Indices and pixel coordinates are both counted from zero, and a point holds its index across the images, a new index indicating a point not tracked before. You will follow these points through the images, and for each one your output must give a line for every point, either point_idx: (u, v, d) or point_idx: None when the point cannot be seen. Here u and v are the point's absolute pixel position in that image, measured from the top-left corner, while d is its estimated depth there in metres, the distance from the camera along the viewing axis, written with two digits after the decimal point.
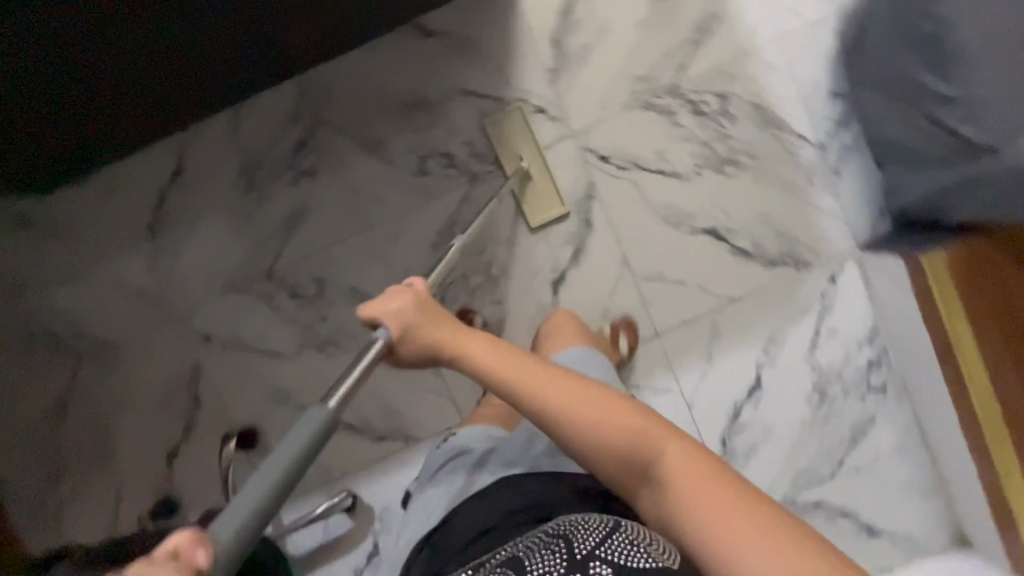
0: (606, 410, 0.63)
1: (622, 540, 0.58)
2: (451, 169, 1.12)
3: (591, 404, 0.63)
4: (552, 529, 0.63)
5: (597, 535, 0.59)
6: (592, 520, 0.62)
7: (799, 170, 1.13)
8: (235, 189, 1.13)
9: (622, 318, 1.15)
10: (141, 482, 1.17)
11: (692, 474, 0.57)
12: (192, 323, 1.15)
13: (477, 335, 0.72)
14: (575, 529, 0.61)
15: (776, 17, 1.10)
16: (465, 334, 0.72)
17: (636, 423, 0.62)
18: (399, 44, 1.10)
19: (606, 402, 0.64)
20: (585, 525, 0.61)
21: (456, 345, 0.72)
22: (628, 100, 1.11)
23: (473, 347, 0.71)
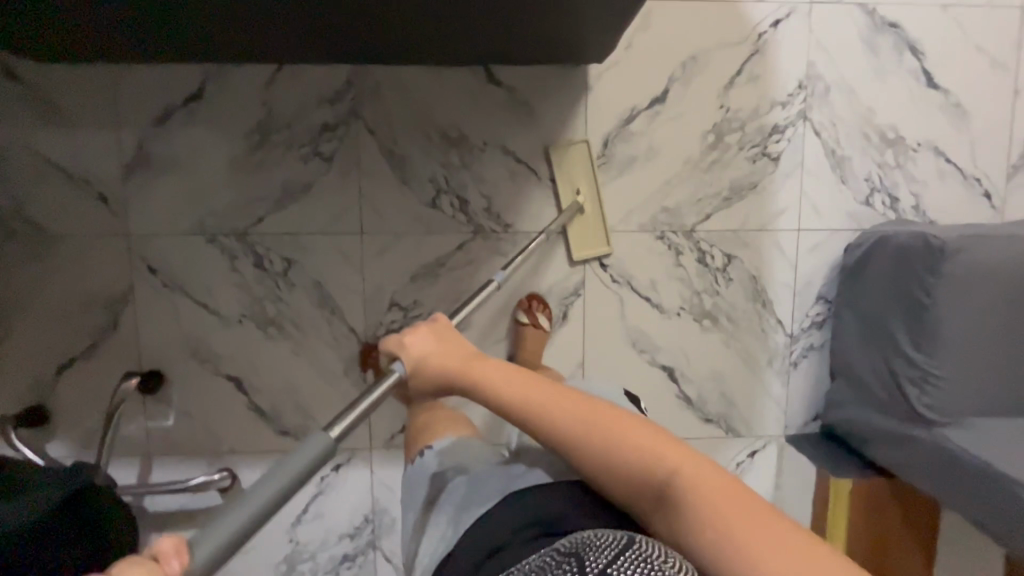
0: (619, 431, 0.69)
1: (631, 557, 0.60)
2: (460, 213, 1.12)
3: (599, 429, 0.70)
4: (564, 548, 0.66)
5: (610, 553, 0.62)
6: (604, 539, 0.65)
7: (765, 349, 1.19)
8: (243, 140, 1.08)
9: (528, 297, 1.14)
10: (19, 381, 1.09)
11: (705, 492, 0.63)
12: (143, 248, 1.09)
13: (487, 360, 0.79)
14: (588, 548, 0.64)
15: (802, 209, 1.16)
16: (474, 360, 0.78)
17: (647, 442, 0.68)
18: (462, 77, 1.09)
19: (617, 428, 0.70)
20: (598, 542, 0.64)
21: (464, 370, 0.78)
22: (646, 223, 1.14)
23: (483, 369, 0.77)
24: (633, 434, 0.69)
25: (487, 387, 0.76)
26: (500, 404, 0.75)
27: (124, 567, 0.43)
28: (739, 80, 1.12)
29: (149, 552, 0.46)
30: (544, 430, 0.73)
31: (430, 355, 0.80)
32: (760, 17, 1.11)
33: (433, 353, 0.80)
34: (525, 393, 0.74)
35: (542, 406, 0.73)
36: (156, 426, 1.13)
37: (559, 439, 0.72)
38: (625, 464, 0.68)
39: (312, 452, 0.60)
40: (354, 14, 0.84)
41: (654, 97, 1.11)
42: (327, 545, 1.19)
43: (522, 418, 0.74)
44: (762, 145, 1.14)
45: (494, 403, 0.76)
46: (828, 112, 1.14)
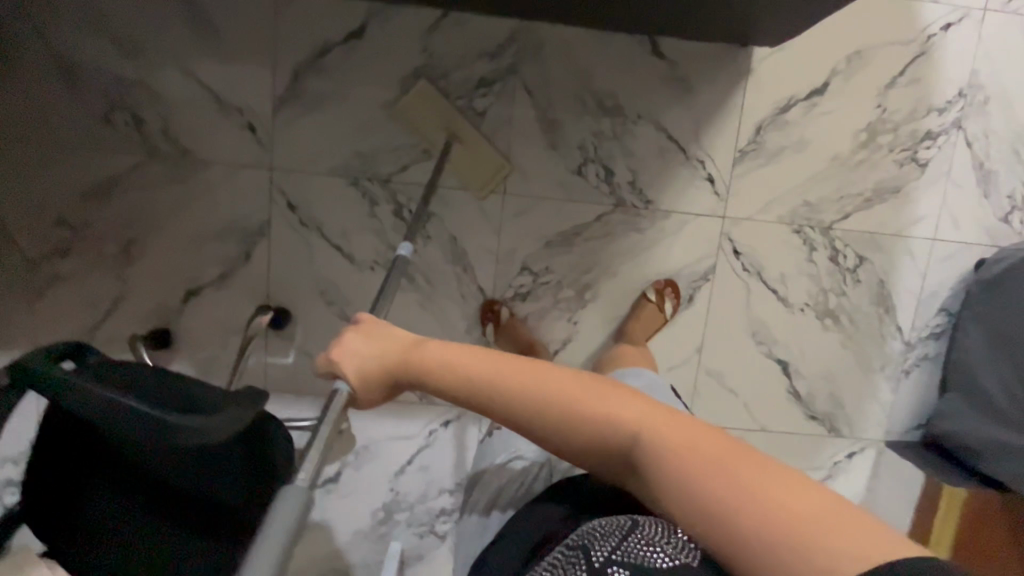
0: (575, 397, 0.59)
1: (637, 540, 0.56)
2: (603, 184, 1.11)
3: (542, 399, 0.60)
4: (572, 541, 0.61)
5: (615, 539, 0.57)
6: (612, 524, 0.60)
7: (881, 354, 1.20)
8: (399, 84, 1.06)
9: (666, 281, 1.14)
10: (150, 302, 1.10)
11: (675, 444, 0.53)
12: (286, 184, 1.08)
13: (423, 342, 0.67)
14: (593, 537, 0.59)
15: (941, 219, 1.15)
16: (411, 343, 0.67)
17: (601, 406, 0.58)
18: (626, 46, 1.07)
19: (563, 396, 0.59)
20: (603, 530, 0.60)
21: (399, 353, 0.67)
22: (785, 215, 1.14)
23: (421, 351, 0.66)
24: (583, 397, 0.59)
25: (425, 368, 0.66)
26: (440, 387, 0.65)
27: None
28: (901, 81, 1.10)
29: None
30: (484, 406, 0.63)
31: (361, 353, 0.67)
32: (933, 18, 1.08)
33: (363, 351, 0.68)
34: (455, 374, 0.63)
35: (489, 381, 0.62)
36: (276, 362, 1.13)
37: (505, 417, 0.62)
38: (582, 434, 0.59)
39: (288, 523, 0.47)
40: None
41: (814, 89, 1.10)
42: (426, 497, 1.20)
43: (469, 401, 0.64)
44: (912, 149, 1.12)
45: (436, 388, 0.65)
46: (983, 124, 1.12)
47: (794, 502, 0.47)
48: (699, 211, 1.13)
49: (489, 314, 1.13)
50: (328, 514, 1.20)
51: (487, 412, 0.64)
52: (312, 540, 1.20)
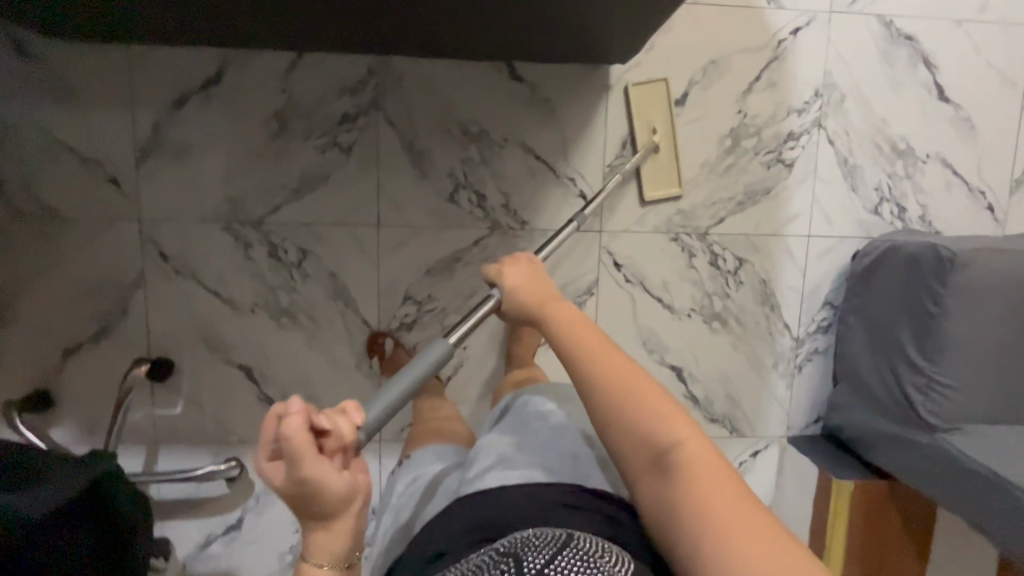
0: (652, 394, 0.71)
1: (572, 557, 0.61)
2: (478, 209, 1.12)
3: (618, 387, 0.72)
4: (502, 548, 0.64)
5: (549, 551, 0.61)
6: (544, 536, 0.65)
7: (772, 352, 1.22)
8: (262, 127, 1.07)
9: None
10: (26, 365, 1.08)
11: (703, 476, 0.64)
12: (157, 234, 1.08)
13: (559, 302, 0.85)
14: (526, 548, 0.62)
15: (813, 217, 1.18)
16: (549, 301, 0.86)
17: (668, 414, 0.69)
18: (484, 73, 1.09)
19: (636, 394, 0.71)
20: (536, 541, 0.64)
21: (538, 306, 0.86)
22: (660, 224, 1.16)
23: (554, 309, 0.84)
24: (657, 406, 0.70)
25: (549, 322, 0.83)
26: (551, 339, 0.82)
27: (330, 419, 0.61)
28: (758, 86, 1.13)
29: (340, 407, 0.63)
30: (574, 371, 0.77)
31: (517, 287, 0.89)
32: (780, 24, 1.12)
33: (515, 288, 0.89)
34: (569, 335, 0.79)
35: (588, 347, 0.77)
36: (163, 413, 1.12)
37: (582, 382, 0.75)
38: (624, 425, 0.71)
39: (431, 358, 0.77)
40: (378, 8, 0.84)
41: (675, 100, 1.12)
42: None
43: (565, 353, 0.78)
44: (778, 151, 1.15)
45: (550, 336, 0.82)
46: (842, 122, 1.16)
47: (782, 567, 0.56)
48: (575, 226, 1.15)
49: (375, 348, 1.13)
50: (233, 563, 1.18)
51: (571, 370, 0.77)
52: None
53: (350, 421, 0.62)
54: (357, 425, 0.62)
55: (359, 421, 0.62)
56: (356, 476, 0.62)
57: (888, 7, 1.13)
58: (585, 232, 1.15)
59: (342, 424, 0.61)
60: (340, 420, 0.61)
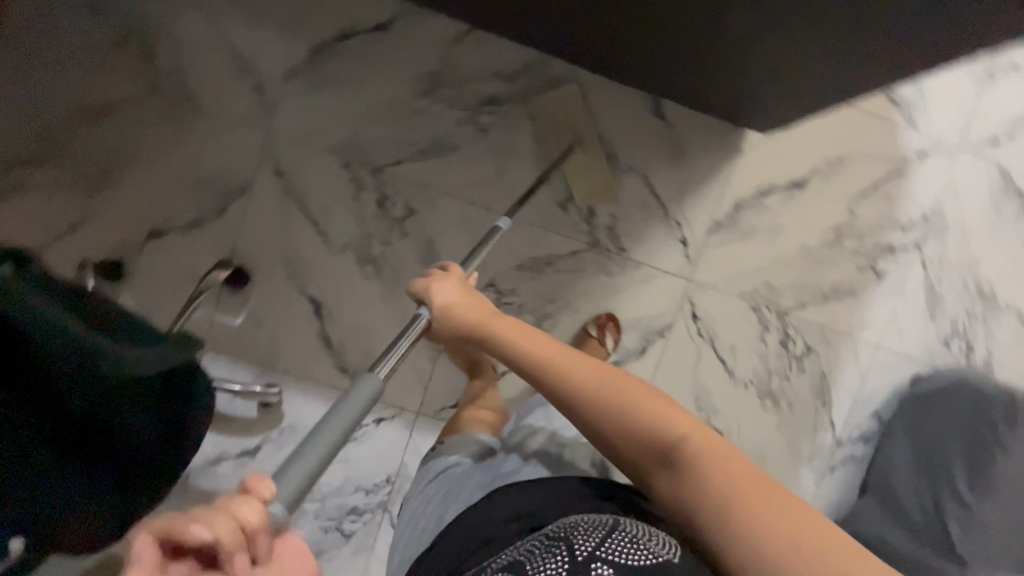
0: (632, 391, 0.65)
1: (621, 539, 0.62)
2: (583, 223, 1.15)
3: (583, 397, 0.66)
4: (552, 532, 0.66)
5: (599, 534, 0.63)
6: (593, 520, 0.67)
7: (811, 445, 1.23)
8: (413, 84, 1.09)
9: (606, 313, 1.16)
10: (110, 232, 1.08)
11: (711, 461, 0.58)
12: (278, 150, 1.10)
13: (502, 317, 0.76)
14: (576, 531, 0.64)
15: (887, 329, 1.21)
16: (492, 316, 0.76)
17: (654, 407, 0.63)
18: (631, 101, 1.13)
19: (618, 395, 0.65)
20: (585, 525, 0.65)
21: (481, 321, 0.76)
22: (746, 291, 1.18)
23: (501, 324, 0.75)
24: (640, 400, 0.63)
25: (499, 338, 0.74)
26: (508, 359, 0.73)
27: (231, 502, 0.37)
28: (874, 193, 1.18)
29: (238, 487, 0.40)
30: (548, 388, 0.69)
31: (454, 304, 0.78)
32: (910, 145, 1.17)
33: (456, 304, 0.78)
34: (524, 347, 0.71)
35: (549, 357, 0.70)
36: (222, 320, 1.12)
37: (559, 398, 0.68)
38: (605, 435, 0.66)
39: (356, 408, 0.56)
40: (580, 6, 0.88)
41: (795, 181, 1.17)
42: (340, 492, 1.17)
43: (530, 372, 0.71)
44: (873, 259, 1.19)
45: (505, 354, 0.74)
46: (939, 251, 1.20)
47: (809, 540, 0.52)
48: (668, 268, 1.17)
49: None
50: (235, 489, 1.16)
51: (544, 390, 0.70)
52: None
53: (259, 496, 0.39)
54: (268, 498, 0.40)
55: (270, 492, 0.40)
56: (289, 555, 0.38)
57: (1011, 161, 1.19)
58: (674, 276, 1.17)
59: (251, 497, 0.39)
60: (245, 499, 0.38)
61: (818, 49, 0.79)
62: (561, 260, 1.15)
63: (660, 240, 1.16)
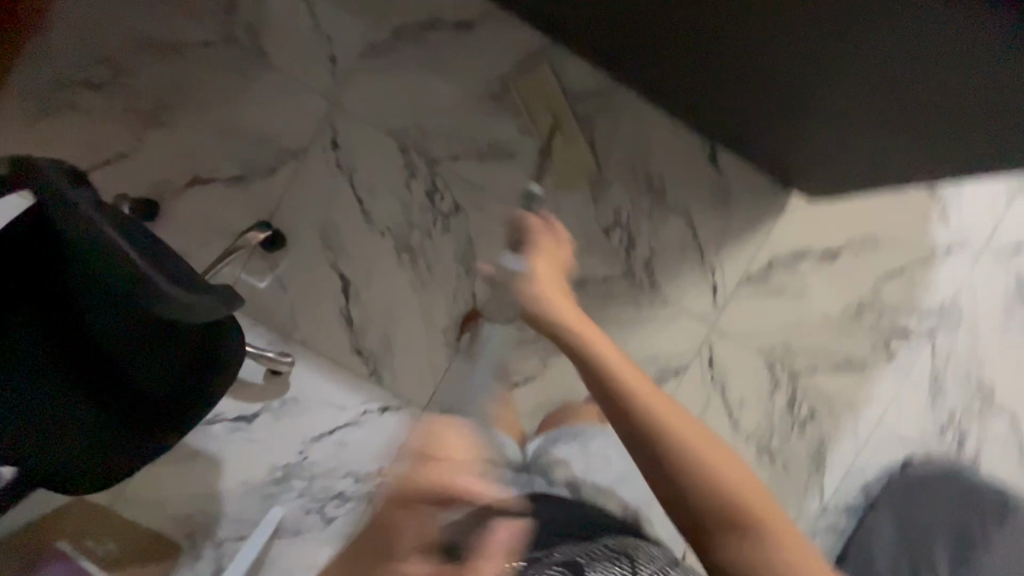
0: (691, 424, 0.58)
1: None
2: (622, 252, 1.16)
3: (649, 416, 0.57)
4: (611, 545, 0.71)
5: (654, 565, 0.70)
6: (648, 551, 0.72)
7: (798, 509, 1.25)
8: (485, 85, 1.10)
9: None
10: (153, 170, 1.07)
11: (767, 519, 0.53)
12: (339, 124, 1.09)
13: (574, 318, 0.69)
14: (636, 554, 0.70)
15: (890, 409, 1.24)
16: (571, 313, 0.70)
17: (713, 449, 0.56)
18: (690, 144, 1.15)
19: (685, 425, 0.57)
20: (643, 552, 0.71)
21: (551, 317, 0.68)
22: (764, 348, 1.21)
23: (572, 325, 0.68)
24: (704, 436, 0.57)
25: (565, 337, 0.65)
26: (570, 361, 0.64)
27: None
28: (898, 276, 1.22)
29: None
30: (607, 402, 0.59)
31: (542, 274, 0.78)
32: (941, 238, 1.22)
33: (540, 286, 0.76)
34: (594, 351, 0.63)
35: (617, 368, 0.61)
36: (248, 280, 1.10)
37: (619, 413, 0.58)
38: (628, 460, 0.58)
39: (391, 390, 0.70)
40: (666, 49, 0.90)
41: (829, 251, 1.20)
42: (329, 475, 1.14)
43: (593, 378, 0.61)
44: (887, 338, 1.23)
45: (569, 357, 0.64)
46: (949, 343, 1.24)
47: None
48: (694, 311, 1.19)
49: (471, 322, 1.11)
50: (224, 452, 1.13)
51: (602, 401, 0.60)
52: (195, 471, 1.12)
53: None
54: None
55: None
56: None
57: None
58: (699, 320, 1.19)
59: None
60: None
61: (880, 146, 0.81)
62: (594, 284, 1.16)
63: (692, 283, 1.18)
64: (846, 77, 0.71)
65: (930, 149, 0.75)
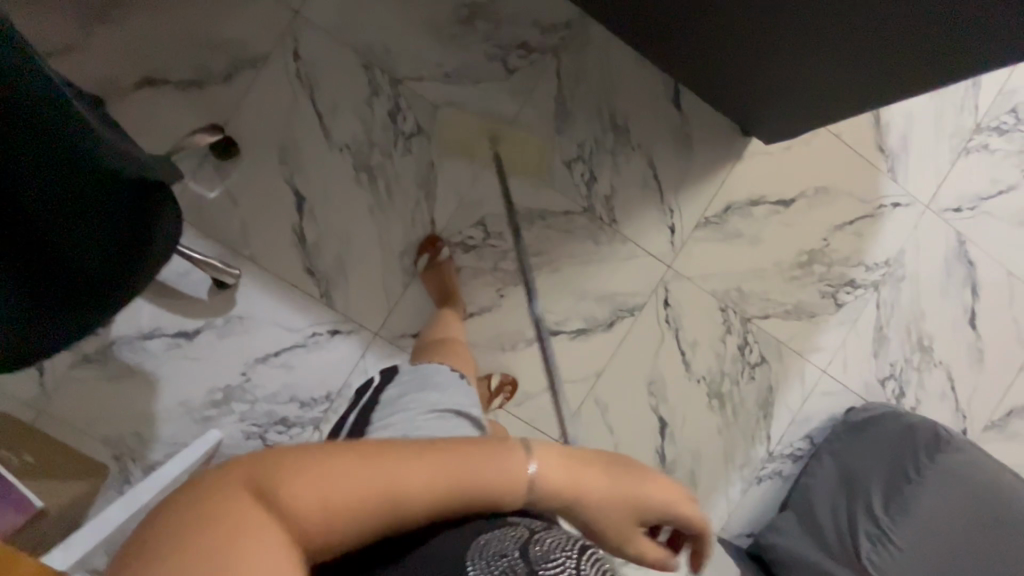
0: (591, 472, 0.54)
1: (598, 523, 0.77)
2: (583, 187, 1.17)
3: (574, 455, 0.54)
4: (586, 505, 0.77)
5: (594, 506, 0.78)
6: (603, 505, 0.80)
7: (745, 453, 1.26)
8: (453, 8, 1.10)
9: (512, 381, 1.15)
10: (99, 66, 1.02)
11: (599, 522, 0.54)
12: (300, 34, 1.07)
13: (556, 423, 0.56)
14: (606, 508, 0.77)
15: (835, 358, 1.28)
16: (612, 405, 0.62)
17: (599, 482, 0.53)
18: (653, 83, 1.17)
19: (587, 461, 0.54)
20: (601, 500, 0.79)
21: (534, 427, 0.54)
22: (719, 290, 1.23)
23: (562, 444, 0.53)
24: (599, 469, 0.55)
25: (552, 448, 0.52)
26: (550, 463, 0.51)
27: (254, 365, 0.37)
28: (848, 229, 1.26)
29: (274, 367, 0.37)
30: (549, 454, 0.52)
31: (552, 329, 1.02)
32: (888, 193, 1.27)
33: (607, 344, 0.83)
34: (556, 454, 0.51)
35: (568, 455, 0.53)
36: (195, 189, 1.06)
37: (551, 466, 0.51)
38: (499, 495, 0.47)
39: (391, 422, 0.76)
40: None
41: (784, 199, 1.23)
42: (274, 399, 1.10)
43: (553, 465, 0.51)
44: (836, 288, 1.27)
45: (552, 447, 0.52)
46: (894, 296, 1.29)
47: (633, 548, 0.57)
48: (652, 249, 1.20)
49: (430, 247, 1.11)
50: (161, 370, 1.07)
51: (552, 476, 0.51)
52: (127, 389, 1.07)
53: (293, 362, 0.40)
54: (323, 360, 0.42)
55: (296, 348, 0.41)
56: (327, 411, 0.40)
57: (969, 231, 1.30)
58: (656, 259, 1.20)
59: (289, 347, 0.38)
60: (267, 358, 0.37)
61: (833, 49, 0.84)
62: (555, 217, 1.16)
63: (650, 221, 1.19)
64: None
65: (881, 43, 0.78)
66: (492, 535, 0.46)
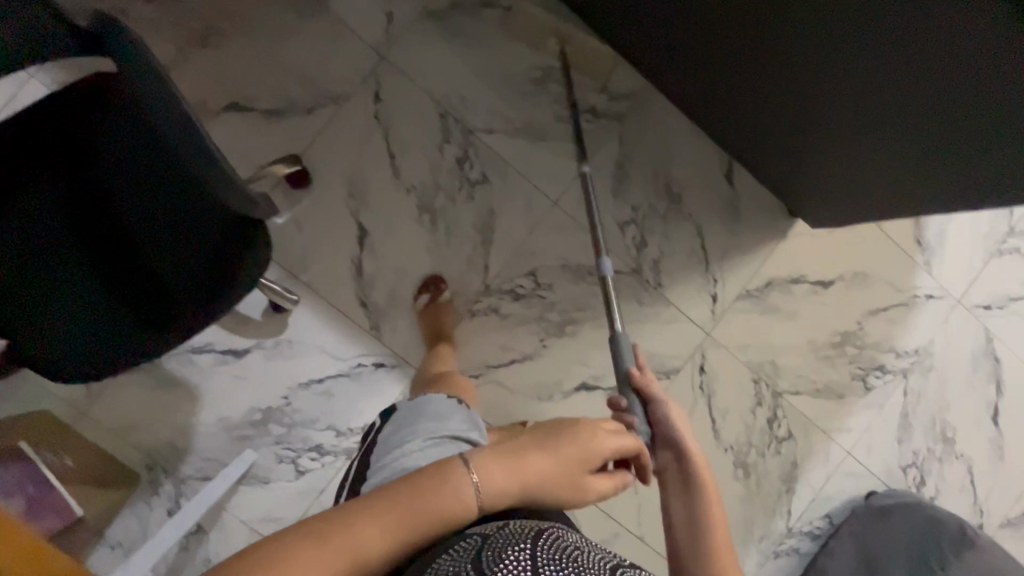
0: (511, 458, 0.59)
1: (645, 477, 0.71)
2: (633, 248, 1.21)
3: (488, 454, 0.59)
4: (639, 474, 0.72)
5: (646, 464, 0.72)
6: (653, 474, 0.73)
7: (765, 526, 1.27)
8: (529, 69, 1.16)
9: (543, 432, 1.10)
10: (192, 88, 1.07)
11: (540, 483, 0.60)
12: (382, 77, 1.12)
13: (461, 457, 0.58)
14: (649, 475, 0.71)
15: (860, 440, 1.30)
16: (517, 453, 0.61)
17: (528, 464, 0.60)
18: (710, 157, 1.22)
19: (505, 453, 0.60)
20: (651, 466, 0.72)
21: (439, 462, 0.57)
22: (753, 361, 1.25)
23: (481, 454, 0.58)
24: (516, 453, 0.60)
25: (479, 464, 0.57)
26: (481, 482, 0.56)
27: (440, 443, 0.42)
28: (882, 314, 1.30)
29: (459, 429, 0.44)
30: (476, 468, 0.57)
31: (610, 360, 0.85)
32: (922, 285, 1.31)
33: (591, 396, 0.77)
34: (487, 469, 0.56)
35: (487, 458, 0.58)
36: None
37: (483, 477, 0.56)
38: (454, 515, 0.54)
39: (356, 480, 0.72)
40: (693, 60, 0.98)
41: (823, 280, 1.27)
42: (311, 425, 1.11)
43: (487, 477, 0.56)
44: (866, 372, 1.29)
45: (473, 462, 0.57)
46: (921, 385, 1.31)
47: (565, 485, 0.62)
48: (694, 315, 1.23)
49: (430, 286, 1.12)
50: (206, 385, 1.09)
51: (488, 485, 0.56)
52: (170, 400, 1.08)
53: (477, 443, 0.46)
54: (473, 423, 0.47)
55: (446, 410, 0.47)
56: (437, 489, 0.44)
57: (997, 330, 1.33)
58: (697, 325, 1.23)
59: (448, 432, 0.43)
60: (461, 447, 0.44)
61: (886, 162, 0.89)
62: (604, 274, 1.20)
63: (694, 288, 1.23)
64: (849, 70, 0.76)
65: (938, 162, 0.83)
66: (444, 560, 0.48)
